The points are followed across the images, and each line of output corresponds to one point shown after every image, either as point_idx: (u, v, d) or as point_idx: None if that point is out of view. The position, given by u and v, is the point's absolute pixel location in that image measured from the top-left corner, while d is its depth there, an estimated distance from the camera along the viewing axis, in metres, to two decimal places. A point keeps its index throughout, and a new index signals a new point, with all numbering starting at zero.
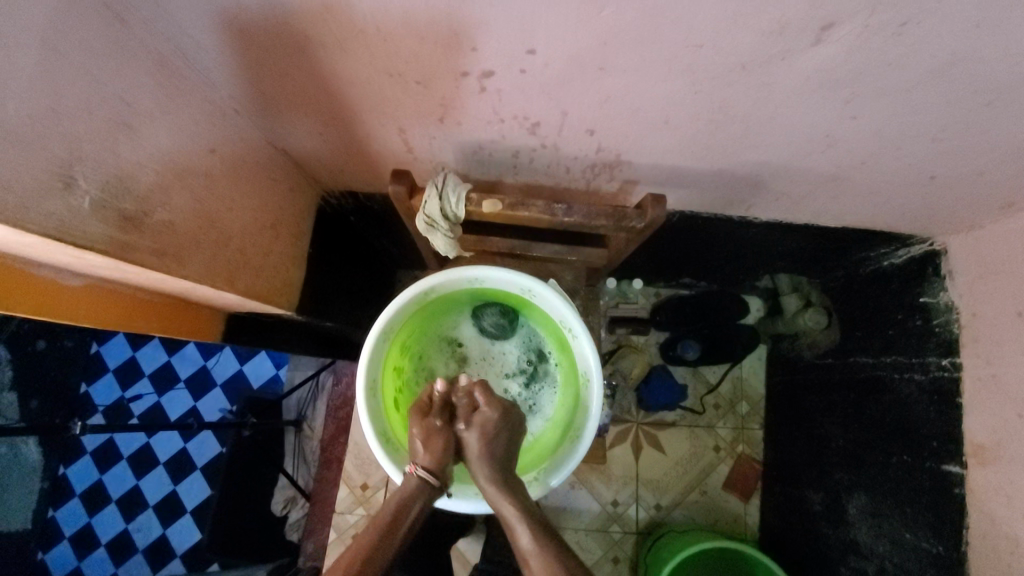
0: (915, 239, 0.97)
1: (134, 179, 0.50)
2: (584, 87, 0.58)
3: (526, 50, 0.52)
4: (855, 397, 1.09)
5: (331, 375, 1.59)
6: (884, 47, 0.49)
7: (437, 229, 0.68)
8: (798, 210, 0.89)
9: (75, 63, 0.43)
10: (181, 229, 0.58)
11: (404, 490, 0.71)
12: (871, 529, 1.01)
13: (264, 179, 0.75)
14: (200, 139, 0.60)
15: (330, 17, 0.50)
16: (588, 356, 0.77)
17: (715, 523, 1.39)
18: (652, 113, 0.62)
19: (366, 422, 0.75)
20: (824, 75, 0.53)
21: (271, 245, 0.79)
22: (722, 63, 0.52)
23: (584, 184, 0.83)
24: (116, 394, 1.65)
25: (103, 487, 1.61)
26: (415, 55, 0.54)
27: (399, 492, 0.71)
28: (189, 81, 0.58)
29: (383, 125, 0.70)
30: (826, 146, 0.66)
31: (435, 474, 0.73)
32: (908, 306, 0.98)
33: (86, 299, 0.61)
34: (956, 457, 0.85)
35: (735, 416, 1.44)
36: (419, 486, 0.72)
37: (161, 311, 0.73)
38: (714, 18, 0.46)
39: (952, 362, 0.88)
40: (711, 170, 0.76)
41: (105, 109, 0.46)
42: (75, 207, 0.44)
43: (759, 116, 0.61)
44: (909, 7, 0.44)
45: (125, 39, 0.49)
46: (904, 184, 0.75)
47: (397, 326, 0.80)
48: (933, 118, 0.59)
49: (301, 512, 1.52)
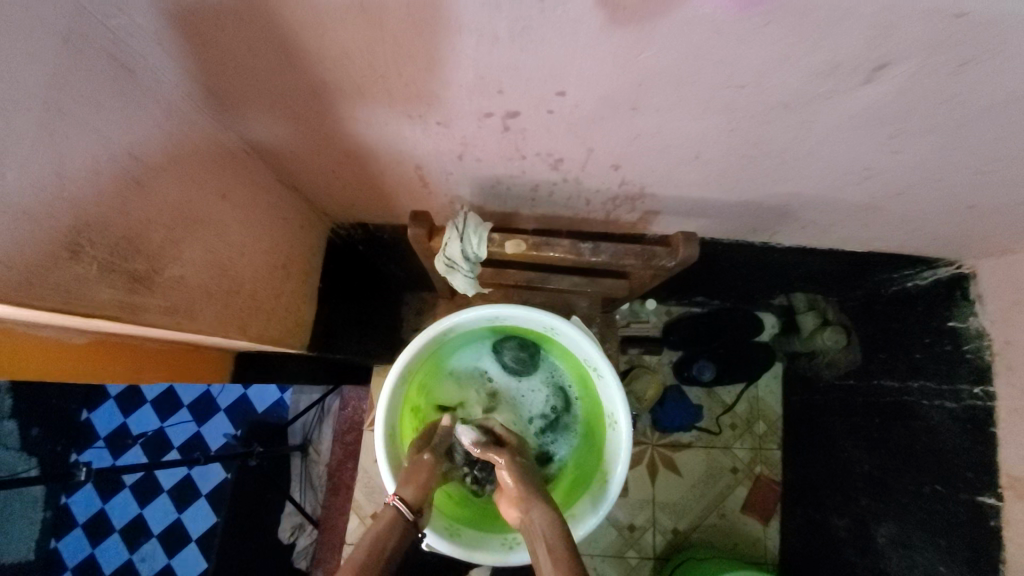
0: (941, 262, 0.94)
1: (144, 237, 0.47)
2: (614, 125, 0.55)
3: (556, 92, 0.50)
4: (881, 421, 1.06)
5: (338, 398, 1.55)
6: (938, 87, 0.46)
7: (457, 270, 0.65)
8: (823, 237, 0.86)
9: (81, 122, 0.40)
10: (192, 281, 0.55)
11: (379, 524, 0.64)
12: (901, 560, 0.98)
13: (276, 218, 0.72)
14: (210, 186, 0.56)
15: (348, 65, 0.47)
16: (615, 397, 0.74)
17: (735, 547, 1.35)
18: (683, 149, 0.60)
19: (385, 468, 0.71)
20: (869, 113, 0.51)
21: (283, 285, 0.76)
22: (763, 102, 0.50)
23: (604, 215, 0.80)
24: (118, 421, 1.62)
25: (106, 516, 1.57)
26: (438, 97, 0.52)
27: (374, 525, 0.64)
28: (201, 126, 0.55)
29: (400, 162, 0.67)
30: (862, 178, 0.64)
31: (415, 509, 0.67)
32: (935, 330, 0.96)
33: (93, 355, 0.58)
34: (990, 488, 0.83)
35: (752, 436, 1.42)
36: (394, 519, 0.65)
37: (170, 358, 0.70)
38: (760, 60, 0.44)
39: (986, 391, 0.85)
40: (738, 201, 0.73)
41: (114, 167, 0.43)
42: (80, 274, 0.41)
43: (795, 152, 0.59)
44: (969, 48, 0.41)
45: (133, 90, 0.46)
46: (938, 213, 0.72)
47: (415, 368, 0.77)
48: (979, 153, 0.56)
49: (308, 539, 1.49)
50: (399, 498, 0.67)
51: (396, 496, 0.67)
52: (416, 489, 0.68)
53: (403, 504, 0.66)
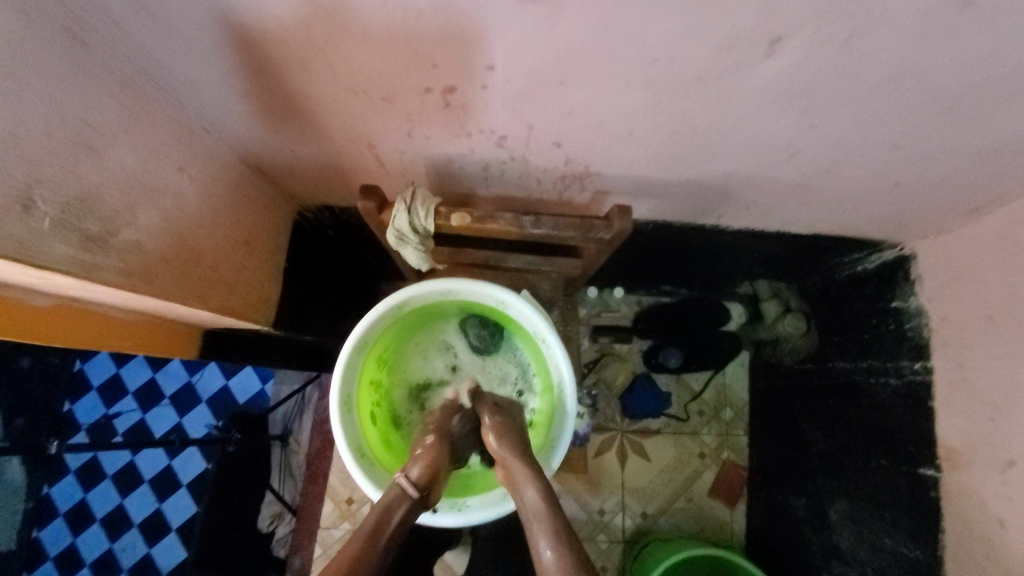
0: (886, 244, 0.98)
1: (98, 200, 0.51)
2: (547, 101, 0.59)
3: (487, 66, 0.53)
4: (834, 401, 1.10)
5: (318, 389, 1.58)
6: (834, 60, 0.50)
7: (407, 242, 0.69)
8: (769, 218, 0.90)
9: (34, 85, 0.43)
10: (148, 247, 0.58)
11: (385, 501, 0.68)
12: (852, 534, 1.01)
13: (237, 196, 0.75)
14: (167, 158, 0.60)
15: (292, 40, 0.51)
16: (562, 367, 0.79)
17: (702, 530, 1.39)
18: (617, 126, 0.64)
19: (339, 436, 0.75)
20: (779, 88, 0.54)
21: (245, 261, 0.79)
22: (679, 76, 0.54)
23: (557, 195, 0.84)
24: (99, 412, 1.63)
25: (87, 506, 1.59)
26: (379, 72, 0.55)
27: (380, 504, 0.68)
28: (157, 102, 0.59)
29: (355, 141, 0.71)
30: (789, 155, 0.68)
31: (421, 486, 0.70)
32: (882, 310, 0.99)
33: (56, 319, 0.61)
34: (930, 460, 0.86)
35: (720, 422, 1.45)
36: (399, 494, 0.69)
37: (138, 332, 0.73)
38: (668, 33, 0.48)
39: (924, 366, 0.89)
40: (679, 180, 0.77)
41: (67, 130, 0.47)
42: (35, 228, 0.44)
43: (720, 128, 0.63)
44: (854, 21, 0.45)
45: (89, 62, 0.49)
46: (868, 190, 0.76)
47: (372, 340, 0.80)
48: (890, 127, 0.60)
49: (287, 528, 1.50)
50: (405, 476, 0.70)
51: (403, 476, 0.70)
52: (421, 468, 0.71)
53: (409, 481, 0.70)
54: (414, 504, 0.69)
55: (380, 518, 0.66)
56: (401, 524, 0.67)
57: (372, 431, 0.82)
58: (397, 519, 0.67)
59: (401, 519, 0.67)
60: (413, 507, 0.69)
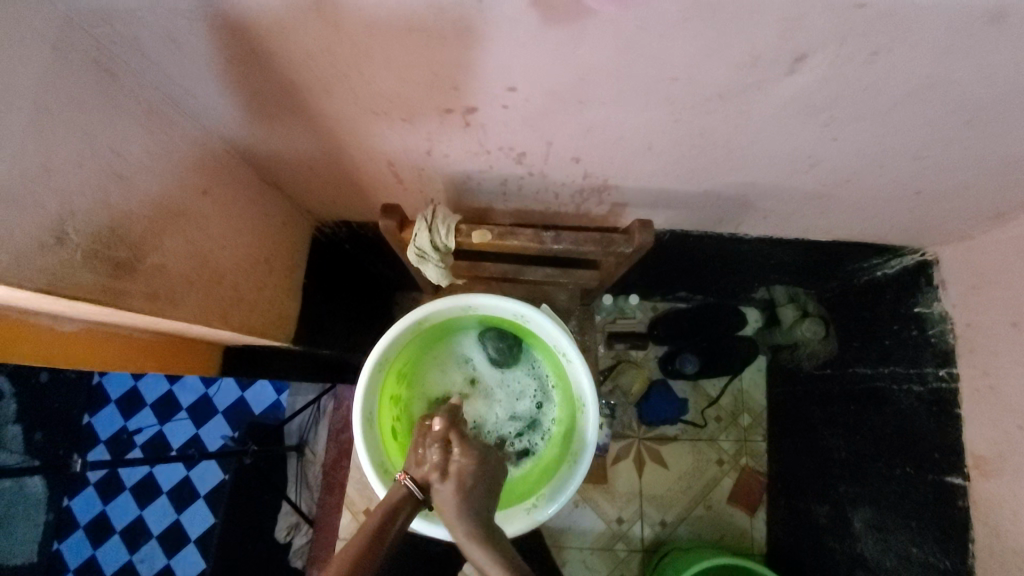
0: (907, 250, 0.97)
1: (126, 227, 0.51)
2: (566, 119, 0.59)
3: (508, 87, 0.54)
4: (855, 408, 1.09)
5: (333, 399, 1.58)
6: (859, 74, 0.49)
7: (428, 259, 0.69)
8: (788, 226, 0.89)
9: (66, 119, 0.44)
10: (173, 270, 0.59)
11: (392, 497, 0.70)
12: (878, 542, 1.00)
13: (258, 214, 0.75)
14: (191, 182, 0.60)
15: (313, 65, 0.52)
16: (582, 381, 0.77)
17: (722, 538, 1.37)
18: (636, 141, 0.63)
19: (362, 453, 0.75)
20: (803, 102, 0.54)
21: (265, 279, 0.79)
22: (700, 94, 0.53)
23: (574, 208, 0.83)
24: (118, 424, 1.65)
25: (107, 518, 1.60)
26: (400, 95, 0.56)
27: (386, 501, 0.70)
28: (180, 127, 0.59)
29: (374, 159, 0.71)
30: (809, 166, 0.67)
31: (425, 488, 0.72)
32: (903, 316, 0.98)
33: (80, 342, 0.61)
34: (958, 468, 0.85)
35: (738, 428, 1.44)
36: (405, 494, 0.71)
37: (158, 351, 0.73)
38: (690, 52, 0.47)
39: (949, 372, 0.88)
40: (699, 192, 0.77)
41: (97, 161, 0.47)
42: (66, 259, 0.45)
43: (742, 141, 0.62)
44: (879, 36, 0.44)
45: (116, 93, 0.50)
46: (891, 199, 0.76)
47: (393, 356, 0.80)
48: (913, 138, 0.60)
49: (305, 538, 1.51)
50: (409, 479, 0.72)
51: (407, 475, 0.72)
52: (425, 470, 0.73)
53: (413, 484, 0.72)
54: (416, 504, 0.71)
55: (387, 514, 0.68)
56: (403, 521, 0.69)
57: (394, 446, 0.82)
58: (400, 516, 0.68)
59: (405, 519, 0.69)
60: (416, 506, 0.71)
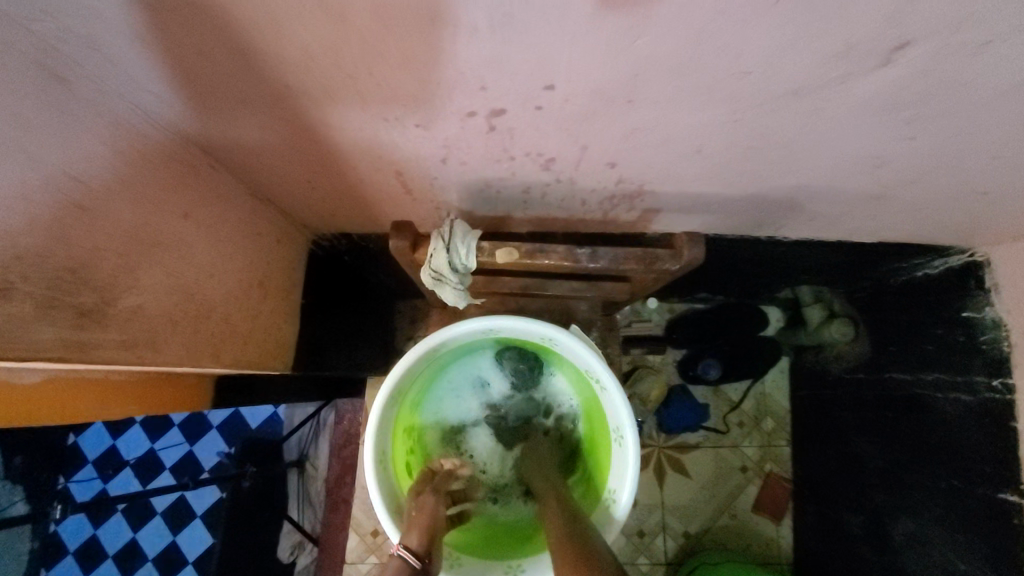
0: (953, 249, 0.90)
1: (93, 267, 0.43)
2: (607, 122, 0.51)
3: (545, 86, 0.45)
4: (893, 416, 1.03)
5: (332, 412, 1.50)
6: (966, 64, 0.41)
7: (445, 282, 0.61)
8: (831, 228, 0.82)
9: (2, 142, 0.35)
10: (154, 310, 0.50)
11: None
12: (921, 558, 0.95)
13: (249, 233, 0.67)
14: (170, 204, 0.52)
15: (313, 65, 0.43)
16: (619, 412, 0.70)
17: (748, 548, 1.31)
18: (684, 144, 0.55)
19: (377, 498, 0.67)
20: (887, 97, 0.46)
21: (259, 304, 0.71)
22: (771, 90, 0.45)
23: (601, 215, 0.75)
24: (105, 443, 1.53)
25: (98, 543, 1.52)
26: (413, 97, 0.47)
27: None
28: (155, 141, 0.50)
29: (380, 168, 0.62)
30: (874, 167, 0.59)
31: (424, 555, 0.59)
32: (949, 321, 0.92)
33: (49, 395, 0.53)
34: (1011, 484, 0.80)
35: (761, 433, 1.38)
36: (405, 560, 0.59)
37: (140, 391, 0.65)
38: (771, 44, 0.39)
39: (1003, 383, 0.82)
40: (743, 196, 0.69)
41: (49, 190, 0.38)
42: (15, 315, 0.36)
43: (805, 141, 0.54)
44: (1007, 20, 0.37)
45: (72, 105, 0.41)
46: (954, 199, 0.68)
47: (406, 386, 0.72)
48: (1003, 136, 0.52)
49: (309, 557, 1.45)
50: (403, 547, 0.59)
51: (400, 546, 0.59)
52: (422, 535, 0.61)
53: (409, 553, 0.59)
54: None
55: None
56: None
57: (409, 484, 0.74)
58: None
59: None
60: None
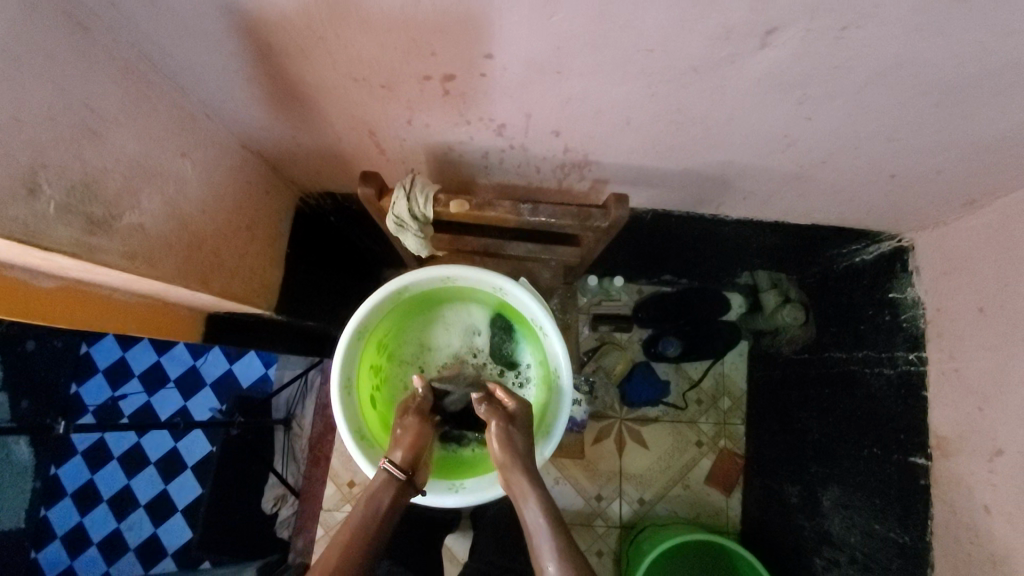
0: (884, 236, 0.98)
1: (102, 184, 0.52)
2: (543, 90, 0.60)
3: (484, 54, 0.54)
4: (829, 391, 1.11)
5: (320, 373, 1.54)
6: (829, 50, 0.50)
7: (407, 229, 0.72)
8: (767, 207, 0.91)
9: (38, 72, 0.44)
10: (152, 231, 0.59)
11: (373, 485, 0.74)
12: (844, 520, 1.02)
13: (238, 180, 0.76)
14: (169, 144, 0.61)
15: (289, 27, 0.52)
16: (558, 354, 0.80)
17: (698, 517, 1.40)
18: (614, 114, 0.64)
19: (340, 417, 0.76)
20: (774, 78, 0.55)
21: (246, 246, 0.80)
22: (674, 67, 0.54)
23: (556, 183, 0.84)
24: (105, 395, 1.64)
25: (94, 487, 1.59)
26: (377, 60, 0.56)
27: (369, 490, 0.74)
28: (159, 89, 0.60)
29: (355, 127, 0.71)
30: (785, 145, 0.68)
31: (406, 468, 0.75)
32: (878, 301, 1.00)
33: (60, 301, 0.62)
34: (921, 449, 0.87)
35: (718, 411, 1.46)
36: (386, 478, 0.74)
37: (141, 315, 0.74)
38: (661, 24, 0.48)
39: (918, 356, 0.90)
40: (678, 170, 0.78)
41: (70, 115, 0.48)
42: (40, 211, 0.45)
43: (717, 118, 0.63)
44: (846, 12, 0.45)
45: (93, 50, 0.50)
46: (865, 182, 0.77)
47: (371, 325, 0.81)
48: (886, 119, 0.61)
49: (291, 510, 1.47)
50: (389, 462, 0.75)
51: (386, 461, 0.74)
52: (403, 452, 0.76)
53: (393, 466, 0.74)
54: (401, 488, 0.74)
55: (368, 505, 0.72)
56: (388, 506, 0.73)
57: (372, 415, 0.84)
58: (383, 504, 0.72)
59: (389, 501, 0.73)
60: (400, 488, 0.74)
